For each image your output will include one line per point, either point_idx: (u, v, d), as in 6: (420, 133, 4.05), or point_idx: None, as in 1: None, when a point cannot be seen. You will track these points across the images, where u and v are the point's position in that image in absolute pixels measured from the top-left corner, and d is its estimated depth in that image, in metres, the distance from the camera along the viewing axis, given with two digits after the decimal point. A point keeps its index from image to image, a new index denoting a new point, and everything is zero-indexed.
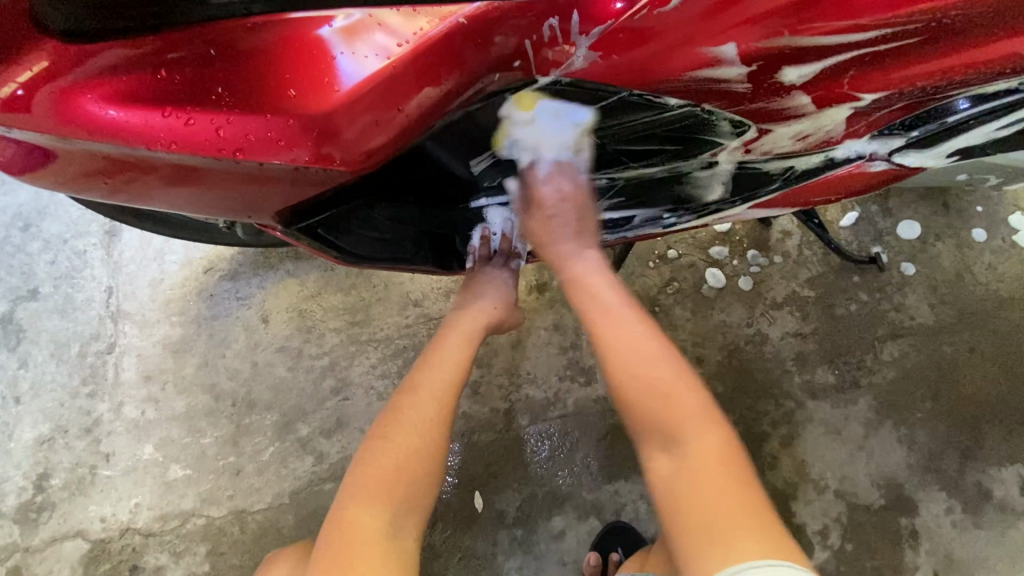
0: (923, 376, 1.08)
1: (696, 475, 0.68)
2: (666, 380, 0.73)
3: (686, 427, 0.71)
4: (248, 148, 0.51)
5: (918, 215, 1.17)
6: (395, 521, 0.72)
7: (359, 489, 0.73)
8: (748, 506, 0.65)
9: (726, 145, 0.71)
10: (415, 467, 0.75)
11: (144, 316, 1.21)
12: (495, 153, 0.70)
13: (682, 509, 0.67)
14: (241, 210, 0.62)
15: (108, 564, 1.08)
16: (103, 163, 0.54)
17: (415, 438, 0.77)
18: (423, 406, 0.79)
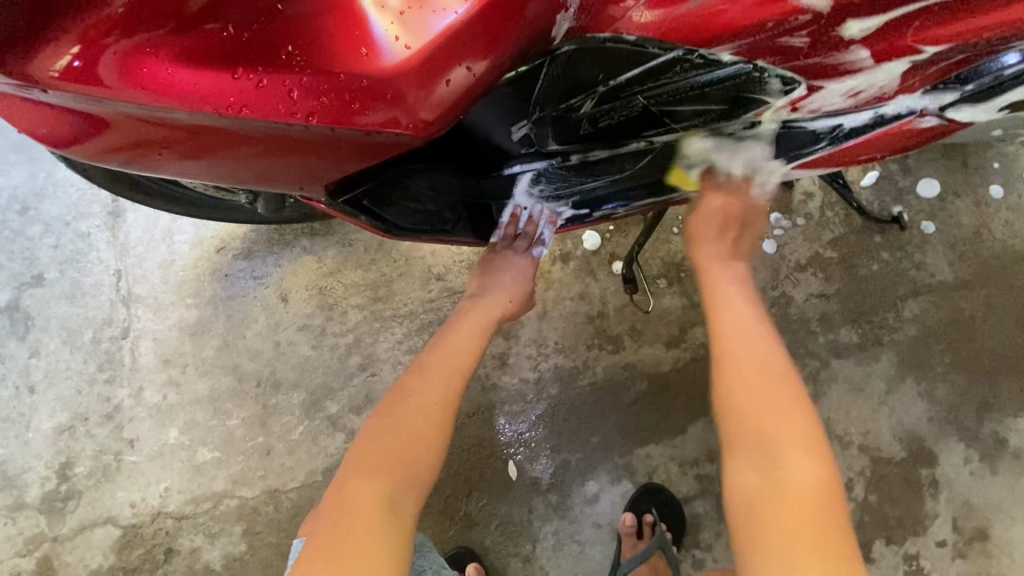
0: (943, 332, 1.11)
1: (795, 501, 0.58)
2: (777, 388, 0.65)
3: (789, 452, 0.61)
4: (320, 112, 0.48)
5: (937, 173, 1.17)
6: (392, 494, 0.68)
7: (359, 465, 0.70)
8: (849, 566, 0.54)
9: (771, 105, 0.71)
10: (417, 446, 0.73)
11: (158, 299, 1.18)
12: (537, 117, 0.72)
13: (768, 523, 0.58)
14: (297, 181, 0.60)
15: (143, 548, 1.08)
16: (162, 130, 0.51)
17: (416, 420, 0.74)
18: (430, 391, 0.77)
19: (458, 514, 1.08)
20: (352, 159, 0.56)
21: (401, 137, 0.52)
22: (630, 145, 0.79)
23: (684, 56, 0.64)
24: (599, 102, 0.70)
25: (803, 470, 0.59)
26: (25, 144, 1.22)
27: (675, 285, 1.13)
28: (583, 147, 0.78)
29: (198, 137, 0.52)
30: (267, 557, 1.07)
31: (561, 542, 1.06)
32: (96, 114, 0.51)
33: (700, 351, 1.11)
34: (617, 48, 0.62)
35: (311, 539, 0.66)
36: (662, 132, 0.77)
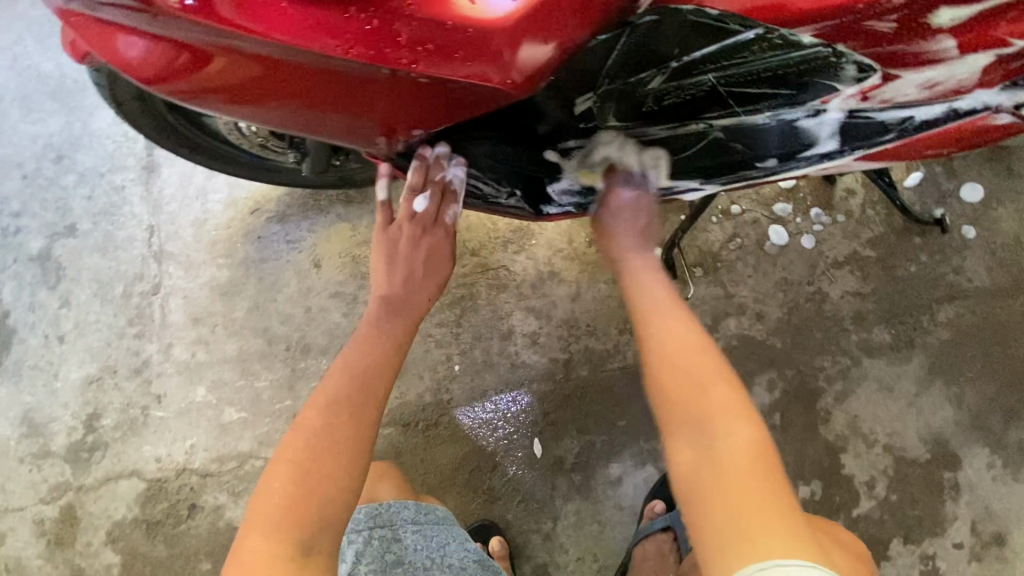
0: (976, 337, 1.11)
1: (734, 465, 0.57)
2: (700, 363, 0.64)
3: (717, 421, 0.60)
4: (425, 59, 0.47)
5: (982, 178, 1.16)
6: (301, 545, 0.61)
7: (258, 510, 0.63)
8: (792, 523, 0.54)
9: (840, 93, 0.69)
10: (323, 488, 0.64)
11: (189, 257, 1.17)
12: (601, 90, 0.69)
13: (720, 484, 0.57)
14: (375, 137, 0.60)
15: (167, 503, 1.09)
16: (260, 67, 0.51)
17: (319, 444, 0.66)
18: (337, 420, 0.69)
19: (481, 488, 1.09)
20: (434, 112, 0.56)
21: (491, 90, 0.52)
22: (687, 126, 0.77)
23: (763, 34, 0.62)
24: (669, 78, 0.69)
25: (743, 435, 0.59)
26: (64, 94, 1.22)
27: (711, 275, 1.13)
28: (642, 128, 0.77)
29: (293, 82, 0.53)
30: None
31: (582, 522, 1.07)
32: (208, 46, 0.50)
33: (732, 342, 1.11)
34: (704, 26, 0.63)
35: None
36: (723, 115, 0.75)
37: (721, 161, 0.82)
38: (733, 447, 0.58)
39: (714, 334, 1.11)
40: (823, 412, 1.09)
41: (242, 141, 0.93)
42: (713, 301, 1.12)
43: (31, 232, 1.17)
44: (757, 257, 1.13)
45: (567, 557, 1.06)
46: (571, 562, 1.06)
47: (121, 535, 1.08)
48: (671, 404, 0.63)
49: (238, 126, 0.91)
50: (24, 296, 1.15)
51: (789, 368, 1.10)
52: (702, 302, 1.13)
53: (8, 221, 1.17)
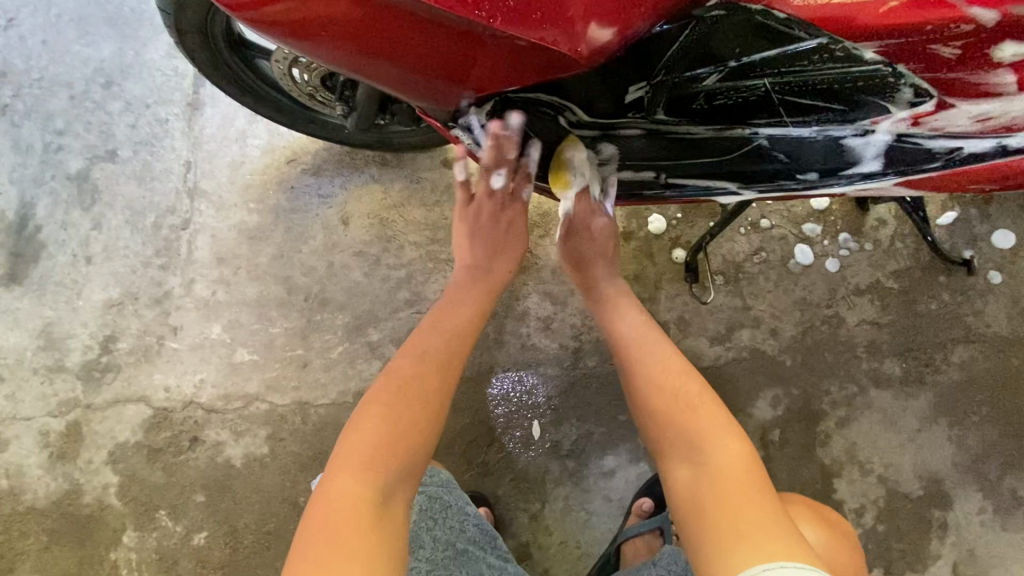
0: (985, 382, 1.11)
1: (719, 479, 0.66)
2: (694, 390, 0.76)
3: (708, 438, 0.70)
4: (505, 17, 0.50)
5: (1016, 226, 1.15)
6: (388, 487, 0.69)
7: (346, 456, 0.70)
8: (776, 520, 0.60)
9: (892, 114, 0.70)
10: (408, 438, 0.72)
11: (221, 198, 1.19)
12: (656, 82, 0.71)
13: (711, 502, 0.64)
14: (431, 94, 0.63)
15: (170, 432, 1.12)
16: (345, 6, 0.53)
17: (413, 399, 0.75)
18: (425, 375, 0.78)
19: (476, 462, 1.10)
20: (493, 78, 0.59)
21: (554, 61, 0.54)
22: (733, 131, 0.77)
23: (826, 45, 0.65)
24: (725, 78, 0.70)
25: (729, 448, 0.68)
26: (122, 22, 1.24)
27: (730, 285, 1.13)
28: (687, 123, 0.77)
29: (371, 28, 0.54)
30: (286, 465, 1.10)
31: (569, 508, 1.09)
32: None
33: (743, 353, 1.11)
34: (767, 28, 0.65)
35: (300, 540, 0.64)
36: (771, 123, 0.75)
37: (760, 168, 0.81)
38: (721, 461, 0.67)
39: (725, 342, 1.12)
40: (823, 434, 1.09)
41: (293, 88, 0.95)
42: (729, 311, 1.13)
43: (72, 152, 1.19)
44: (779, 273, 1.14)
45: (551, 539, 1.08)
46: (554, 545, 1.08)
47: (122, 457, 1.11)
48: (667, 429, 0.73)
49: (290, 73, 0.92)
50: (58, 214, 1.17)
51: (795, 387, 1.10)
52: (718, 310, 1.13)
53: (52, 138, 1.20)
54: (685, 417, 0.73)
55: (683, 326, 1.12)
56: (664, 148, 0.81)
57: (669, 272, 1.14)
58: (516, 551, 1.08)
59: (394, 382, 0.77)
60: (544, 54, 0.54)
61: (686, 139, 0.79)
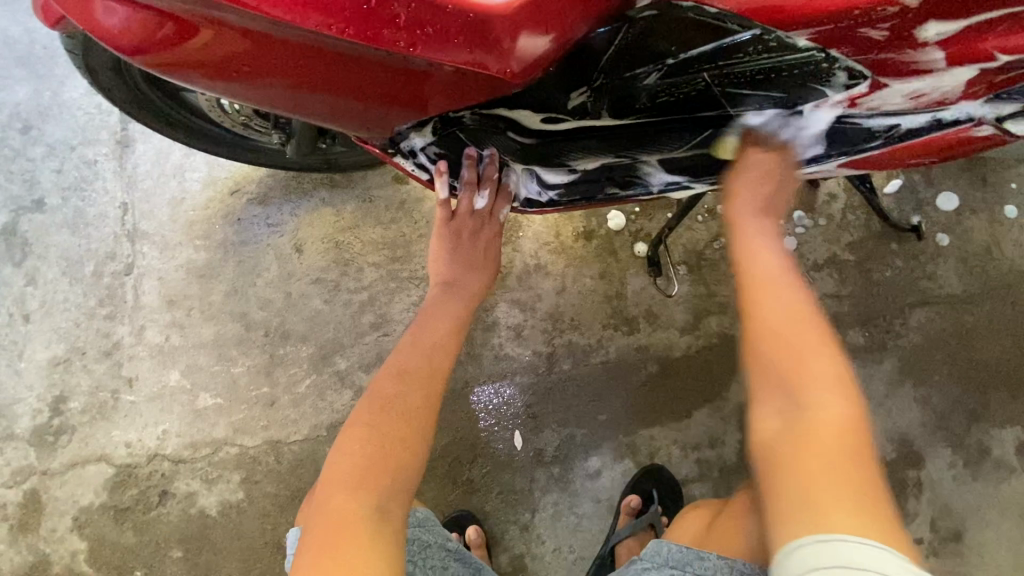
0: (944, 342, 1.14)
1: (810, 442, 0.55)
2: (812, 338, 0.61)
3: (807, 391, 0.58)
4: (424, 43, 0.47)
5: (957, 187, 1.19)
6: (377, 509, 0.68)
7: (338, 476, 0.70)
8: (868, 503, 0.51)
9: (829, 98, 0.71)
10: (401, 454, 0.73)
11: (164, 237, 1.14)
12: (595, 84, 0.71)
13: (790, 465, 0.55)
14: (361, 120, 0.60)
15: (137, 489, 1.06)
16: (255, 45, 0.50)
17: (396, 424, 0.75)
18: (407, 391, 0.79)
19: (461, 479, 1.09)
20: (423, 98, 0.57)
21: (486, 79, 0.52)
22: (677, 126, 0.79)
23: (760, 35, 0.63)
24: (663, 76, 0.70)
25: (837, 411, 0.56)
26: (33, 60, 1.17)
27: (695, 273, 1.14)
28: (634, 120, 0.77)
29: (285, 63, 0.51)
30: (264, 508, 1.06)
31: (560, 513, 1.08)
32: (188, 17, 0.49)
33: (713, 339, 1.12)
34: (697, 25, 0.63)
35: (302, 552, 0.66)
36: (715, 114, 0.76)
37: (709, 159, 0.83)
38: (823, 423, 0.56)
39: (695, 331, 1.13)
40: None
41: (224, 119, 0.91)
42: (695, 299, 1.13)
43: None
44: None
45: (544, 547, 1.07)
46: (547, 553, 1.07)
47: (88, 522, 1.05)
48: (775, 380, 0.60)
49: (220, 104, 0.88)
50: None
51: None
52: (684, 300, 1.14)
53: None
54: (798, 365, 0.60)
55: (652, 319, 1.13)
56: (618, 146, 0.82)
57: (633, 268, 1.14)
58: (511, 564, 1.07)
59: (376, 403, 0.77)
60: (473, 73, 0.52)
61: (637, 135, 0.80)
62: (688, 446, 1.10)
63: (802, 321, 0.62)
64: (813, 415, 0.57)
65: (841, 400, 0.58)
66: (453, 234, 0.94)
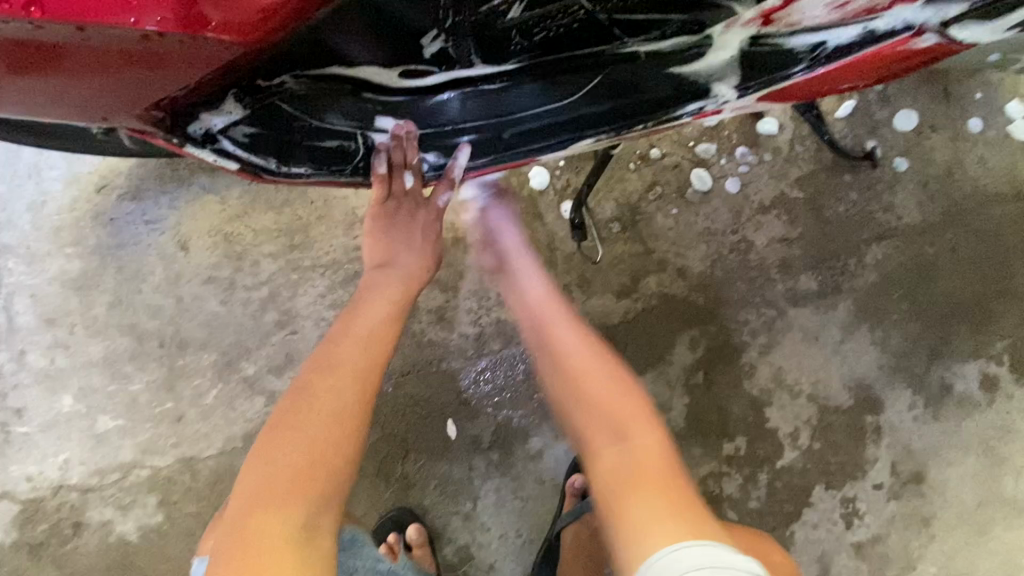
0: (902, 278, 1.06)
1: (635, 470, 0.62)
2: (610, 375, 0.73)
3: (630, 428, 0.66)
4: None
5: (916, 104, 1.07)
6: (306, 524, 0.54)
7: (253, 493, 0.55)
8: (682, 508, 0.58)
9: (739, 16, 0.59)
10: (330, 459, 0.57)
11: (30, 248, 1.00)
12: (448, 25, 0.57)
13: (627, 493, 0.60)
14: (86, 107, 0.50)
15: (47, 524, 0.99)
16: None
17: (325, 424, 0.58)
18: (332, 383, 0.60)
19: (394, 476, 1.02)
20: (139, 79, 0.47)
21: (212, 47, 0.43)
22: (565, 66, 0.66)
23: None
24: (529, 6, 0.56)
25: (648, 440, 0.65)
26: None
27: (630, 229, 1.03)
28: (517, 63, 0.65)
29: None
30: (187, 528, 0.99)
31: (503, 499, 1.02)
32: None
33: (653, 300, 1.03)
34: None
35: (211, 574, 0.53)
36: (609, 45, 0.64)
37: (613, 104, 0.69)
38: (644, 457, 0.63)
39: (633, 294, 1.03)
40: (748, 366, 1.04)
41: None
42: (632, 259, 1.03)
43: None
44: (679, 207, 1.04)
45: (490, 535, 1.02)
46: (494, 540, 1.02)
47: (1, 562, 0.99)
48: (589, 420, 0.70)
49: None
50: None
51: (713, 324, 1.03)
52: (620, 260, 1.03)
53: None
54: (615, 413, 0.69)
55: (586, 285, 1.03)
56: (504, 96, 0.68)
57: (561, 230, 1.03)
58: (456, 555, 1.02)
59: (298, 408, 0.59)
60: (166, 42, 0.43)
61: (524, 78, 0.67)
62: None
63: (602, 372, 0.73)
64: (635, 453, 0.64)
65: (654, 435, 0.66)
66: (391, 218, 0.73)
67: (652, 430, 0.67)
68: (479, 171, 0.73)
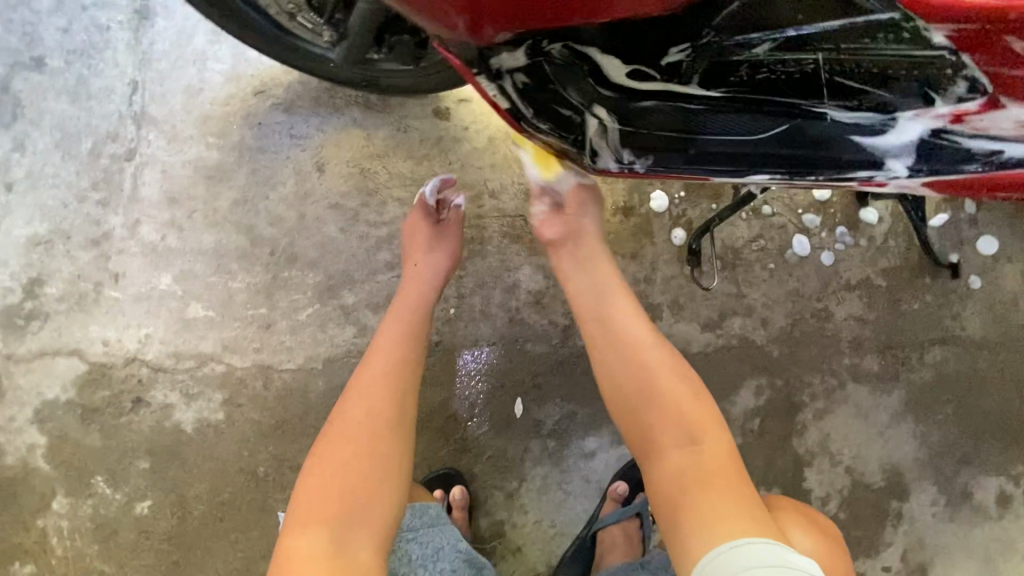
0: (953, 383, 1.14)
1: (705, 474, 0.69)
2: (681, 382, 0.76)
3: (702, 427, 0.72)
4: None
5: (1001, 233, 1.16)
6: (337, 548, 0.59)
7: (299, 511, 0.61)
8: (748, 510, 0.66)
9: (934, 107, 0.67)
10: (362, 486, 0.63)
11: (174, 127, 1.03)
12: (702, 42, 0.66)
13: (691, 496, 0.68)
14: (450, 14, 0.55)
15: (109, 391, 0.99)
16: None
17: (356, 447, 0.64)
18: (369, 408, 0.67)
19: (453, 437, 1.05)
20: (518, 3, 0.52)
21: None
22: (765, 108, 0.72)
23: (899, 21, 0.61)
24: (778, 46, 0.67)
25: (718, 445, 0.71)
26: None
27: (728, 271, 1.11)
28: (724, 94, 0.71)
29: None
30: (244, 433, 1.01)
31: (546, 487, 1.06)
32: None
33: (732, 341, 1.10)
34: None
35: None
36: (811, 104, 0.71)
37: (792, 151, 0.74)
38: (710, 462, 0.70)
39: (716, 329, 1.10)
40: (800, 425, 1.11)
41: (270, 5, 0.80)
42: (724, 298, 1.10)
43: None
44: (776, 263, 1.12)
45: (525, 518, 1.05)
46: (527, 524, 1.05)
47: (52, 417, 0.99)
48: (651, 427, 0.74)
49: None
50: None
51: (779, 377, 1.10)
52: (711, 296, 1.10)
53: None
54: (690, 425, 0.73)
55: (676, 310, 1.09)
56: (697, 116, 0.73)
57: (667, 254, 1.10)
58: (489, 528, 1.05)
59: (334, 437, 0.65)
60: None
61: (724, 109, 0.72)
62: None
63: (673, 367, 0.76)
64: (704, 455, 0.70)
65: (721, 433, 0.73)
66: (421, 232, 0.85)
67: (717, 430, 0.73)
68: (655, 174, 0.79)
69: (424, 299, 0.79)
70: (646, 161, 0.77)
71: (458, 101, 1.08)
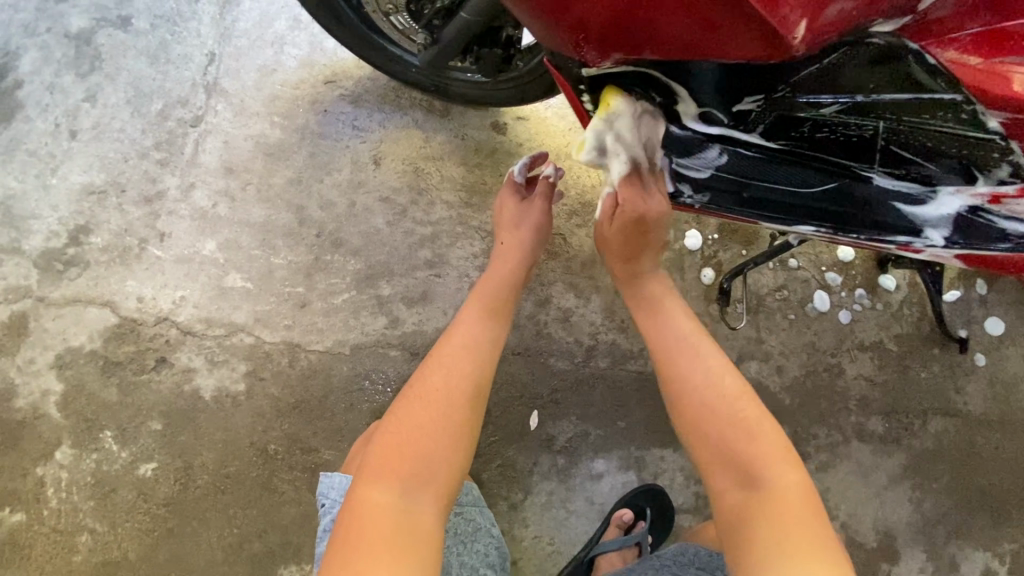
0: (951, 454, 1.17)
1: (774, 501, 0.68)
2: (766, 431, 0.73)
3: (771, 462, 0.70)
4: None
5: (1008, 316, 1.22)
6: (402, 500, 0.64)
7: (372, 460, 0.67)
8: (820, 547, 0.64)
9: (974, 187, 0.71)
10: (431, 446, 0.67)
11: (243, 102, 1.07)
12: (770, 97, 0.68)
13: (758, 529, 0.67)
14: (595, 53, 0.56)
15: (133, 347, 0.99)
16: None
17: (433, 410, 0.69)
18: (450, 372, 0.72)
19: None
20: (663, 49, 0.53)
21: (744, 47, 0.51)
22: (821, 165, 0.74)
23: (959, 103, 0.63)
24: (844, 110, 0.68)
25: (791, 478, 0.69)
26: None
27: (750, 315, 1.16)
28: (783, 145, 0.73)
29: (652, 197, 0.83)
30: (259, 409, 1.00)
31: (551, 503, 1.06)
32: None
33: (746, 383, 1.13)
34: (924, 78, 0.63)
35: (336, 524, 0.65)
36: (863, 168, 0.73)
37: (843, 210, 0.78)
38: (782, 493, 0.68)
39: None
40: None
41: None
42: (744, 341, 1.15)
43: (77, 8, 1.08)
44: (796, 314, 1.17)
45: (526, 532, 1.05)
46: (527, 538, 1.05)
47: (72, 364, 0.98)
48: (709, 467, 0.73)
49: None
50: (45, 73, 1.05)
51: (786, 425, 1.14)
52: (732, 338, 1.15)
53: None
54: (747, 448, 0.71)
55: None
56: (757, 164, 0.76)
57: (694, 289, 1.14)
58: None
59: (415, 400, 0.70)
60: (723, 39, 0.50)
61: (783, 159, 0.75)
62: (693, 477, 1.08)
63: (750, 406, 0.74)
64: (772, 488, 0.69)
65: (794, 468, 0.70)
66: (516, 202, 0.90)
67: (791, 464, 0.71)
68: (711, 211, 0.84)
69: (511, 267, 0.85)
70: (703, 198, 0.82)
71: (515, 118, 1.13)
